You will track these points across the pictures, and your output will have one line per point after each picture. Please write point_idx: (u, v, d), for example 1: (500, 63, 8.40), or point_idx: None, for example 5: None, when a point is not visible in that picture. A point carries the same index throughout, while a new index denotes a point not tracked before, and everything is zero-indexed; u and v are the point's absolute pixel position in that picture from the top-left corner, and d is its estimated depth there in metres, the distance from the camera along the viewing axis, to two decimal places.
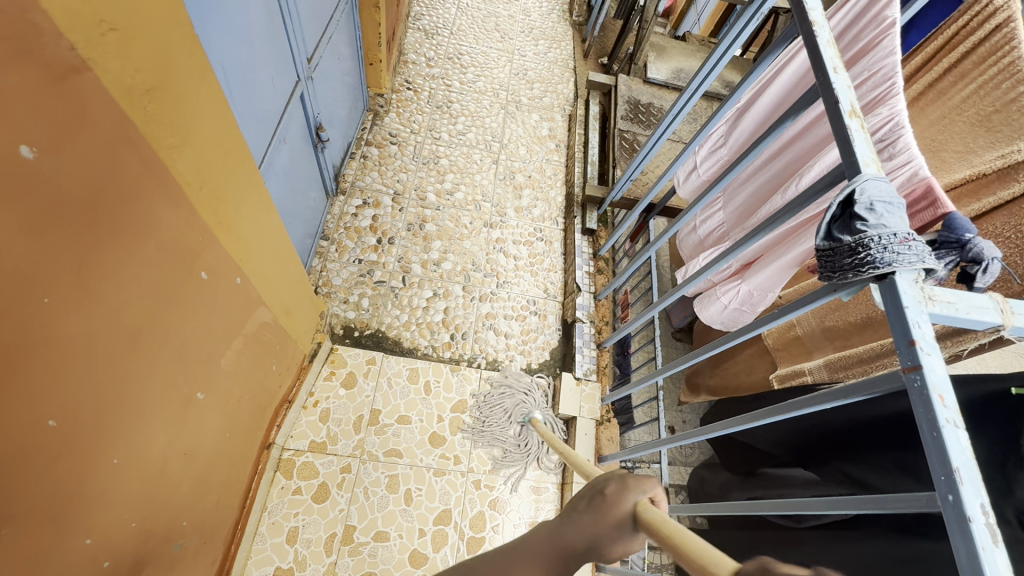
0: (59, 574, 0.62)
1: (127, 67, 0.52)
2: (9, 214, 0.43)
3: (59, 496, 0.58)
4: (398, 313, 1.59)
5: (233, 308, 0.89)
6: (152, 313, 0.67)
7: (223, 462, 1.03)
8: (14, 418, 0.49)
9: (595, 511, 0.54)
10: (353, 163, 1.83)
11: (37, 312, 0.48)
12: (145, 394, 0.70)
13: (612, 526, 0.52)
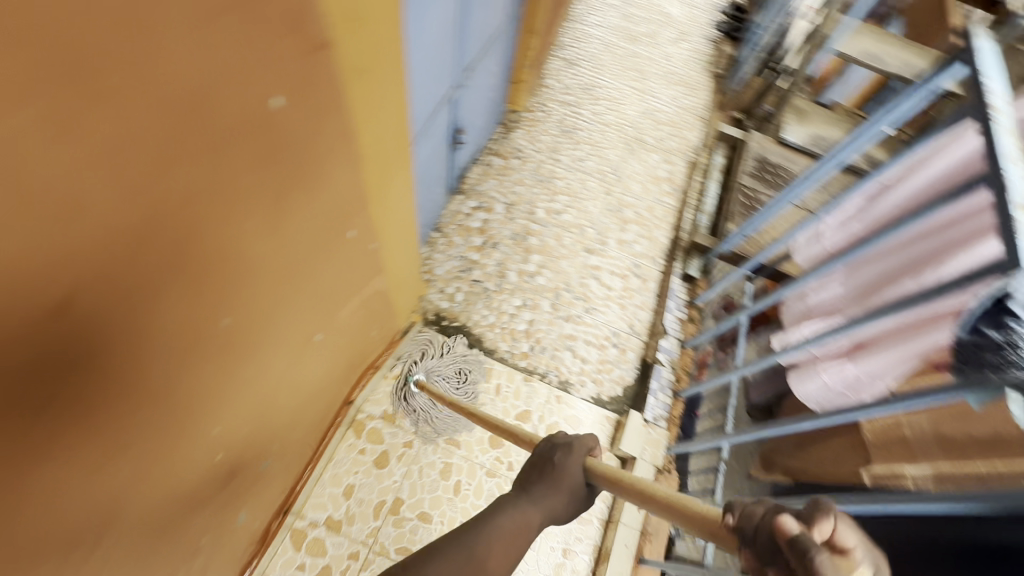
0: (190, 454, 0.73)
1: (352, 52, 0.61)
2: (245, 152, 0.53)
3: (206, 388, 0.68)
4: (486, 313, 1.67)
5: (362, 269, 1.00)
6: (306, 257, 0.77)
7: (313, 406, 1.14)
8: (196, 315, 0.59)
9: (555, 477, 0.68)
10: (476, 169, 1.96)
11: (236, 234, 0.58)
12: (282, 323, 0.80)
13: (566, 485, 0.67)
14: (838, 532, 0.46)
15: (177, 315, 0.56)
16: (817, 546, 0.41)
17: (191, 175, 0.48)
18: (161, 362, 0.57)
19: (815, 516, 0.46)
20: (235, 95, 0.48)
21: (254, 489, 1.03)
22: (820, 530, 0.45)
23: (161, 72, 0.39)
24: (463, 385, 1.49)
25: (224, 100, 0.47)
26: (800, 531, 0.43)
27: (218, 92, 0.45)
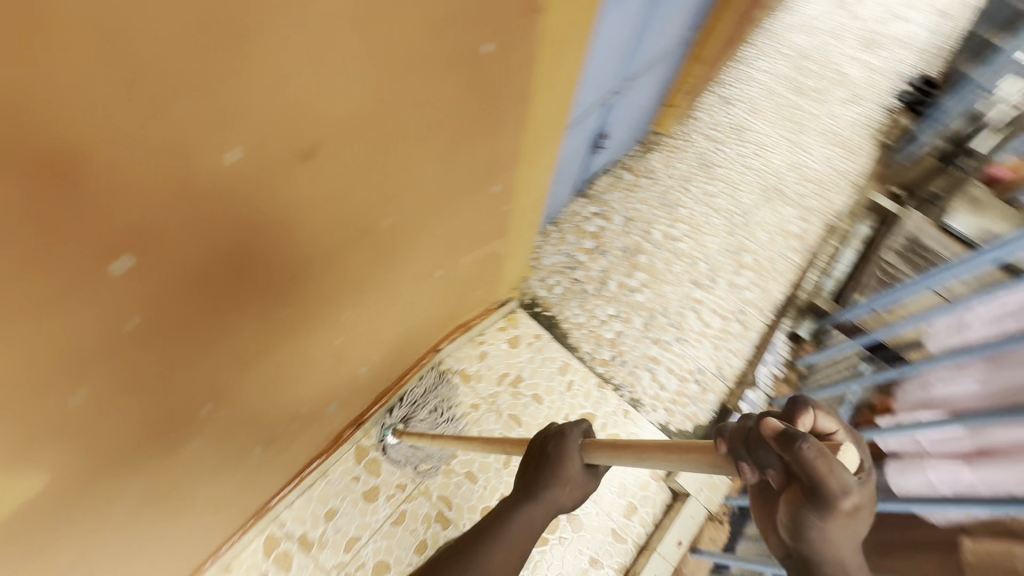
0: (326, 338, 0.84)
1: (556, 23, 0.68)
2: (450, 84, 0.61)
3: (353, 284, 0.79)
4: (577, 312, 1.71)
5: (491, 225, 1.08)
6: (457, 197, 0.85)
7: (411, 342, 1.25)
8: (370, 216, 0.68)
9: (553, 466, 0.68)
10: (605, 179, 2.01)
11: (421, 157, 0.67)
12: (420, 249, 0.90)
13: (568, 476, 0.68)
14: (818, 421, 0.54)
15: (360, 210, 0.65)
16: (803, 439, 0.46)
17: (413, 93, 0.57)
18: (341, 247, 0.68)
19: (799, 412, 0.54)
20: (462, 32, 0.56)
21: (345, 394, 1.15)
22: (803, 421, 0.53)
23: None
24: (439, 420, 1.44)
25: (454, 34, 0.55)
26: (786, 429, 0.48)
27: (452, 24, 0.54)
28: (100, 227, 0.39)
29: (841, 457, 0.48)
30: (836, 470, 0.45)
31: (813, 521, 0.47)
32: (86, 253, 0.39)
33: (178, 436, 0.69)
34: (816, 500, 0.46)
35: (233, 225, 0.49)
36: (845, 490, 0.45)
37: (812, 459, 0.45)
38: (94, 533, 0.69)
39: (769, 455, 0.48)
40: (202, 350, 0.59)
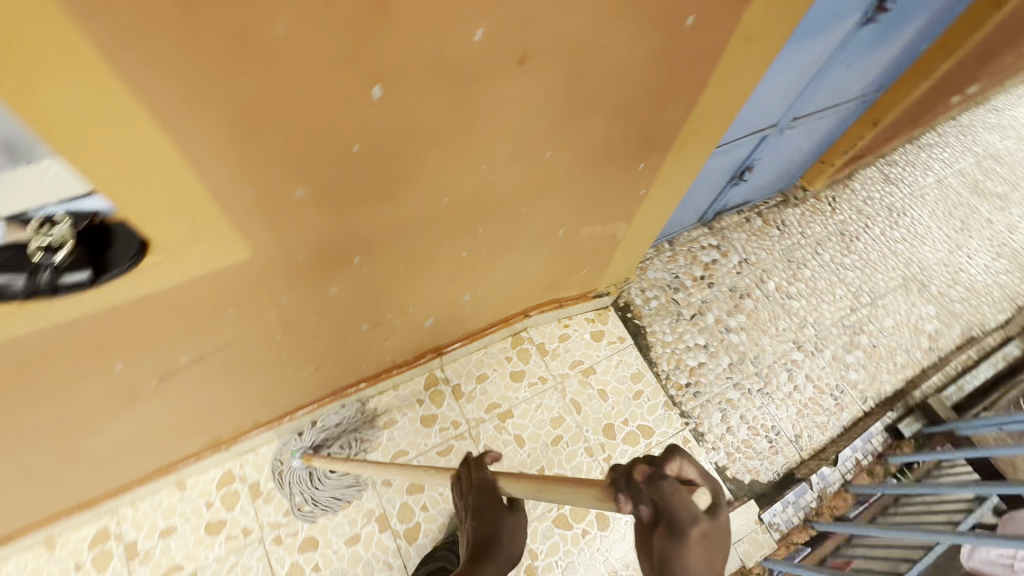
0: (455, 246, 0.95)
1: (754, 19, 0.74)
2: (647, 43, 0.69)
3: (497, 205, 0.89)
4: (666, 330, 1.70)
5: (623, 204, 1.12)
6: (607, 160, 0.92)
7: (511, 295, 1.32)
8: (536, 142, 0.77)
9: (487, 505, 0.73)
10: (734, 217, 1.94)
11: (596, 102, 0.75)
12: (557, 199, 0.98)
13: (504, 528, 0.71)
14: (684, 467, 0.51)
15: (532, 132, 0.74)
16: (664, 476, 0.48)
17: (615, 37, 0.65)
18: (507, 160, 0.78)
19: (666, 458, 0.52)
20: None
21: (441, 320, 1.25)
22: (669, 465, 0.51)
23: None
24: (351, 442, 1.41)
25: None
26: (649, 469, 0.50)
27: None
28: (377, 55, 0.50)
29: (697, 496, 0.49)
30: (691, 507, 0.46)
31: (679, 565, 0.46)
32: (363, 71, 0.51)
33: (331, 273, 0.82)
34: (674, 539, 0.46)
35: (451, 94, 0.60)
36: (697, 523, 0.45)
37: (669, 493, 0.47)
38: (247, 328, 0.85)
39: (639, 491, 0.50)
40: (380, 199, 0.71)
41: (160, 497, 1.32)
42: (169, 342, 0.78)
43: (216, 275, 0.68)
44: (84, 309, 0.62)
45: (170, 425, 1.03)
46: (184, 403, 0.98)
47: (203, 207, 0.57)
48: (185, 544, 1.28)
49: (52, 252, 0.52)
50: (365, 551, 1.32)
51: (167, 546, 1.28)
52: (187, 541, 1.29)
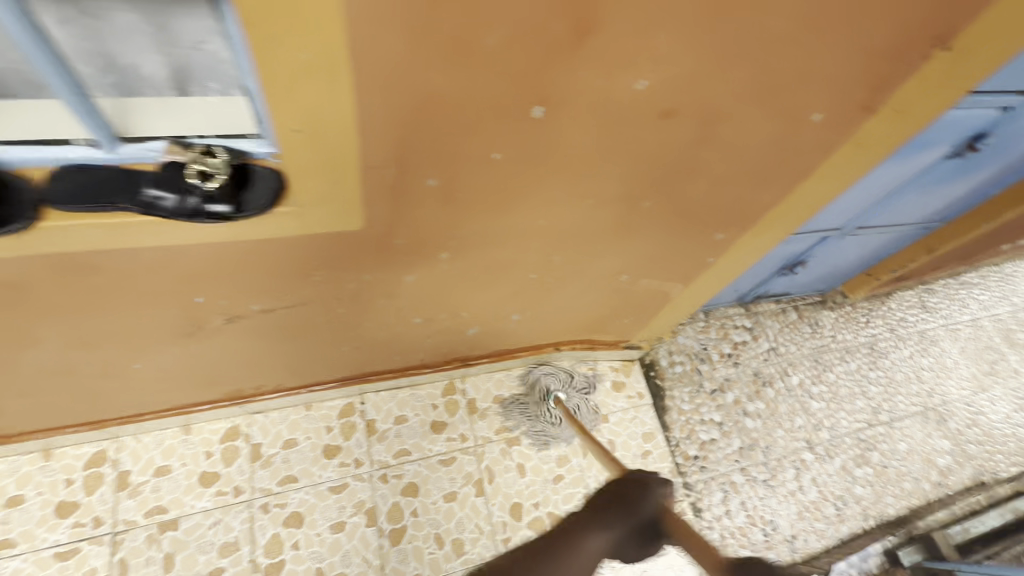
0: (527, 266, 0.98)
1: (867, 131, 0.78)
2: (768, 128, 0.73)
3: (580, 239, 0.92)
4: (685, 399, 1.69)
5: (686, 267, 1.16)
6: (691, 223, 0.96)
7: (554, 325, 1.34)
8: (639, 191, 0.81)
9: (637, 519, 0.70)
10: (772, 305, 1.95)
11: (704, 169, 0.79)
12: (633, 247, 1.01)
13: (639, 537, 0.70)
14: None
15: (641, 181, 0.78)
16: None
17: (744, 117, 0.70)
18: (608, 200, 0.81)
19: None
20: (809, 94, 0.68)
21: (483, 333, 1.27)
22: None
23: (810, 57, 0.62)
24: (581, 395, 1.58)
25: (802, 93, 0.68)
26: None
27: (808, 85, 0.66)
28: (552, 78, 0.54)
29: None
30: None
31: None
32: (532, 91, 0.55)
33: (415, 261, 0.85)
34: None
35: (594, 128, 0.63)
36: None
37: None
38: (321, 293, 0.88)
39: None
40: (490, 207, 0.74)
41: (163, 435, 1.30)
42: (251, 286, 0.80)
43: (323, 236, 0.71)
44: (202, 236, 0.65)
45: (209, 365, 1.04)
46: (232, 347, 0.99)
47: (345, 172, 0.60)
48: (175, 488, 1.27)
49: (203, 179, 0.58)
50: (347, 542, 1.30)
51: (157, 486, 1.26)
52: (178, 486, 1.27)
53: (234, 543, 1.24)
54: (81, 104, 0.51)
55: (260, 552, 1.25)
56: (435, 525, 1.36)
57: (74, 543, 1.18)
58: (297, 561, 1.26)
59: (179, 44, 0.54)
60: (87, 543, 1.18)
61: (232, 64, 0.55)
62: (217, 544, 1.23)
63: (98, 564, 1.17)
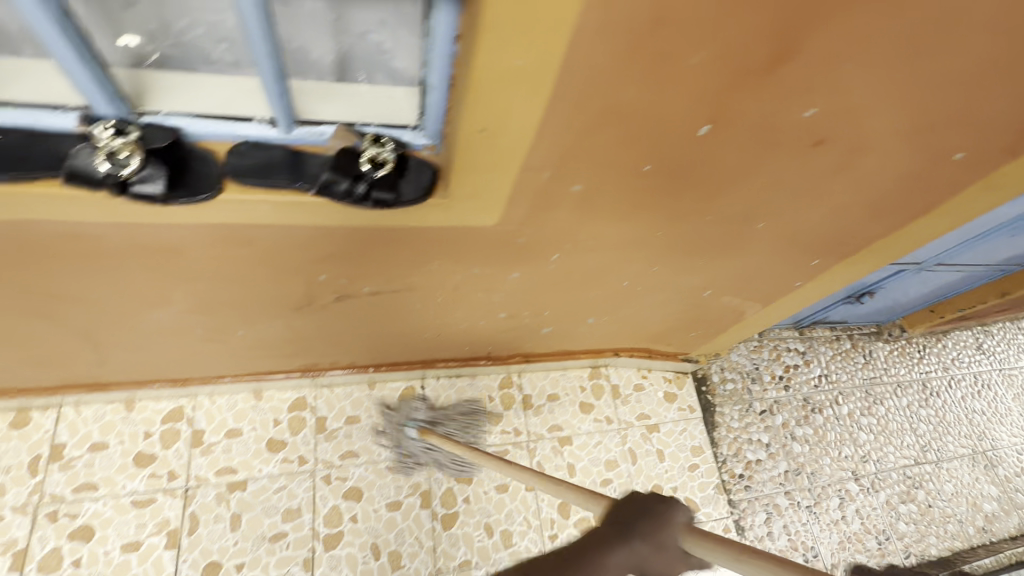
0: (624, 274, 0.99)
1: (1002, 173, 0.78)
2: (906, 163, 0.74)
3: (684, 253, 0.93)
4: (734, 417, 1.69)
5: (771, 289, 1.16)
6: (794, 247, 0.96)
7: (623, 331, 1.35)
8: (759, 213, 0.82)
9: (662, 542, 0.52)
10: (827, 331, 1.93)
11: (828, 197, 0.80)
12: (728, 266, 1.01)
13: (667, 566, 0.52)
14: None
15: (766, 203, 0.79)
16: None
17: (889, 149, 0.70)
18: (727, 218, 0.82)
19: None
20: (959, 133, 0.69)
21: (554, 332, 1.29)
22: None
23: (975, 98, 0.62)
24: (459, 433, 1.43)
25: (954, 132, 0.68)
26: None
27: (963, 125, 0.67)
28: (733, 100, 0.56)
29: None
30: None
31: None
32: (708, 111, 0.57)
33: (526, 260, 0.87)
34: None
35: (748, 149, 0.65)
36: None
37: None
38: (429, 282, 0.90)
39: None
40: (618, 215, 0.76)
41: (235, 399, 1.35)
42: (372, 268, 0.83)
43: (458, 229, 0.73)
44: (355, 219, 0.67)
45: (301, 338, 1.07)
46: (329, 324, 1.02)
47: (504, 172, 0.62)
48: (244, 451, 1.31)
49: (374, 167, 0.61)
50: (402, 520, 1.34)
51: (228, 447, 1.31)
52: (247, 449, 1.31)
53: (296, 509, 1.29)
54: (276, 84, 0.55)
55: (320, 521, 1.29)
56: (486, 513, 1.39)
57: (150, 493, 1.23)
58: (355, 534, 1.30)
59: (346, 31, 0.56)
60: (161, 495, 1.23)
61: (391, 54, 0.59)
62: (281, 509, 1.28)
63: (171, 515, 1.22)
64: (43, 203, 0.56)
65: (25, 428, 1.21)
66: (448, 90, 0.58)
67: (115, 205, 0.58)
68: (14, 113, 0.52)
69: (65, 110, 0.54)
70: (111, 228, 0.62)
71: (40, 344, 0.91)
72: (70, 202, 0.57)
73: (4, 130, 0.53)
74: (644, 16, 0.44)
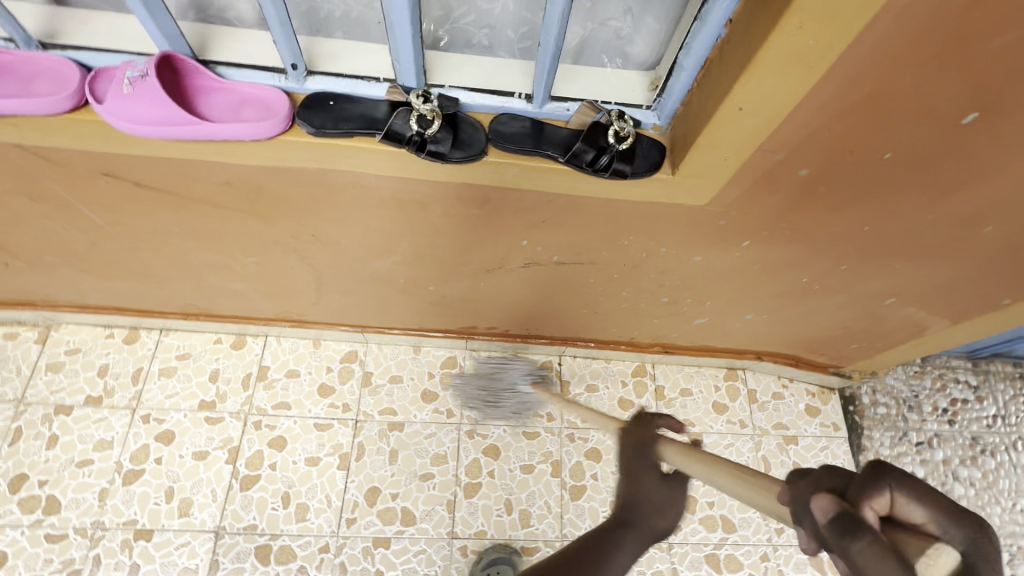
0: (807, 271, 0.97)
1: None
2: None
3: (884, 253, 0.89)
4: (884, 445, 1.56)
5: (972, 304, 1.06)
6: (1016, 258, 0.88)
7: (778, 334, 1.31)
8: (990, 216, 0.77)
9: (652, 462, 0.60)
10: (1008, 368, 1.69)
11: None
12: (928, 272, 0.95)
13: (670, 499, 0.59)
14: (905, 507, 0.33)
15: (1003, 205, 0.75)
16: (866, 530, 0.32)
17: None
18: (951, 219, 0.79)
19: (867, 494, 0.34)
20: None
21: (706, 325, 1.28)
22: (871, 507, 0.33)
23: None
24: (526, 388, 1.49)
25: None
26: (842, 509, 0.33)
27: None
28: (1013, 88, 0.56)
29: (929, 560, 0.32)
30: None
31: None
32: (979, 101, 0.57)
33: (715, 243, 0.89)
34: None
35: (1006, 141, 0.63)
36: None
37: (868, 564, 0.31)
38: (613, 257, 0.96)
39: (819, 533, 0.34)
40: (830, 204, 0.76)
41: (398, 350, 1.52)
42: (569, 238, 0.90)
43: (667, 205, 0.78)
44: (581, 188, 0.75)
45: (477, 300, 1.19)
46: (507, 289, 1.12)
47: (739, 151, 0.65)
48: (404, 397, 1.47)
49: (617, 140, 0.67)
50: (534, 484, 1.42)
51: (390, 391, 1.47)
52: (405, 396, 1.47)
53: (443, 455, 1.42)
54: (550, 63, 0.62)
55: (462, 470, 1.41)
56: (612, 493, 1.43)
57: (328, 419, 1.43)
58: (491, 487, 1.41)
59: (592, 18, 0.65)
60: (337, 422, 1.43)
61: (625, 38, 0.67)
62: (431, 453, 1.42)
63: (344, 441, 1.41)
64: (353, 155, 0.70)
65: (242, 349, 1.47)
66: (698, 71, 0.63)
67: (403, 159, 0.71)
68: (342, 82, 0.66)
69: (382, 81, 0.67)
70: (388, 179, 0.76)
71: (282, 277, 1.11)
72: (372, 155, 0.70)
73: (336, 96, 0.66)
74: (953, 3, 0.47)
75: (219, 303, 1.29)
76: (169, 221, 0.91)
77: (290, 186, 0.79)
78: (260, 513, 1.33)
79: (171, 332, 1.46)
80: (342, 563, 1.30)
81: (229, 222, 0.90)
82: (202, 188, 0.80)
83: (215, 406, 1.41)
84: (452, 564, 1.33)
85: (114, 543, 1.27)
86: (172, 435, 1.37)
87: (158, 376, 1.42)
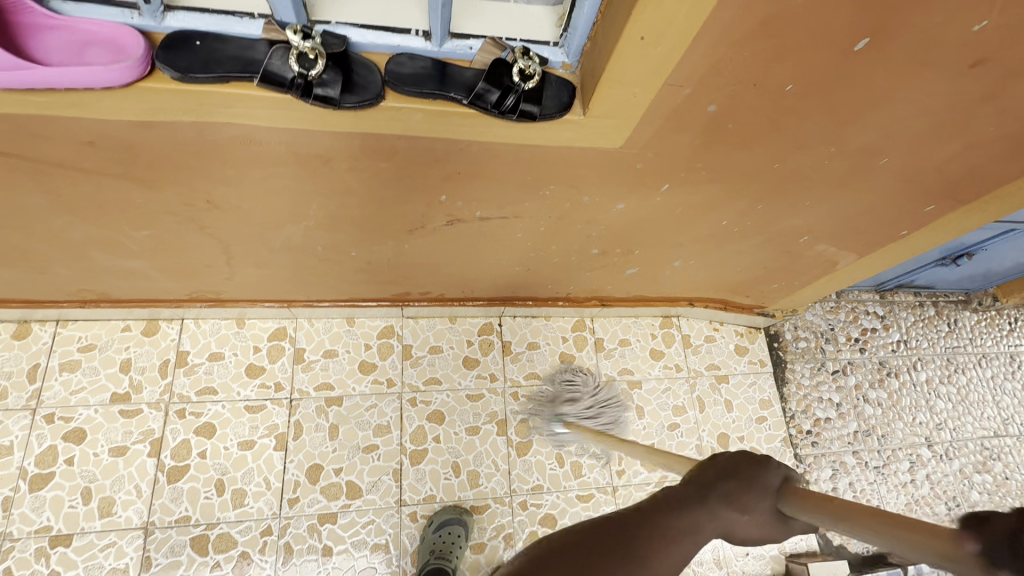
0: (726, 212, 0.99)
1: None
2: None
3: (794, 190, 0.92)
4: (804, 375, 1.68)
5: (876, 237, 1.12)
6: (910, 188, 0.93)
7: (706, 278, 1.35)
8: (884, 146, 0.81)
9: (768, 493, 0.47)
10: (909, 297, 1.84)
11: (961, 130, 0.78)
12: (834, 207, 0.99)
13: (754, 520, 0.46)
14: None
15: (894, 134, 0.78)
16: None
17: None
18: (849, 150, 0.82)
19: None
20: None
21: (638, 275, 1.30)
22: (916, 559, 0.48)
23: None
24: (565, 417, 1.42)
25: None
26: None
27: None
28: (897, 10, 0.56)
29: None
30: None
31: None
32: (869, 24, 0.58)
33: (636, 189, 0.88)
34: None
35: (894, 68, 0.65)
36: None
37: None
38: (537, 209, 0.94)
39: None
40: (741, 141, 0.77)
41: (331, 323, 1.45)
42: (488, 190, 0.86)
43: (582, 149, 0.76)
44: (492, 133, 0.71)
45: (406, 264, 1.14)
46: (434, 249, 1.08)
47: (648, 86, 0.64)
48: (340, 369, 1.42)
49: (523, 79, 0.63)
50: (480, 444, 1.43)
51: (325, 365, 1.41)
52: (342, 369, 1.42)
53: (386, 426, 1.39)
54: None
55: (407, 438, 1.39)
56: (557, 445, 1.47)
57: (260, 400, 1.36)
58: (437, 452, 1.40)
59: None
60: (270, 403, 1.36)
61: None
62: (373, 425, 1.39)
63: (279, 421, 1.35)
64: (233, 103, 0.63)
65: (155, 336, 1.36)
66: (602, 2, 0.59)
67: (293, 106, 0.64)
68: (209, 19, 0.57)
69: (257, 18, 0.58)
70: (279, 131, 0.69)
71: (186, 252, 1.01)
72: (255, 102, 0.63)
73: (203, 36, 0.58)
74: None
75: (119, 286, 1.17)
76: (34, 193, 0.80)
77: (168, 143, 0.70)
78: (193, 504, 1.26)
79: (69, 323, 1.33)
80: (287, 544, 1.27)
81: (106, 190, 0.80)
82: (62, 150, 0.70)
83: (131, 398, 1.31)
84: (403, 530, 1.32)
85: (26, 554, 1.17)
86: (84, 433, 1.26)
87: (59, 372, 1.29)
